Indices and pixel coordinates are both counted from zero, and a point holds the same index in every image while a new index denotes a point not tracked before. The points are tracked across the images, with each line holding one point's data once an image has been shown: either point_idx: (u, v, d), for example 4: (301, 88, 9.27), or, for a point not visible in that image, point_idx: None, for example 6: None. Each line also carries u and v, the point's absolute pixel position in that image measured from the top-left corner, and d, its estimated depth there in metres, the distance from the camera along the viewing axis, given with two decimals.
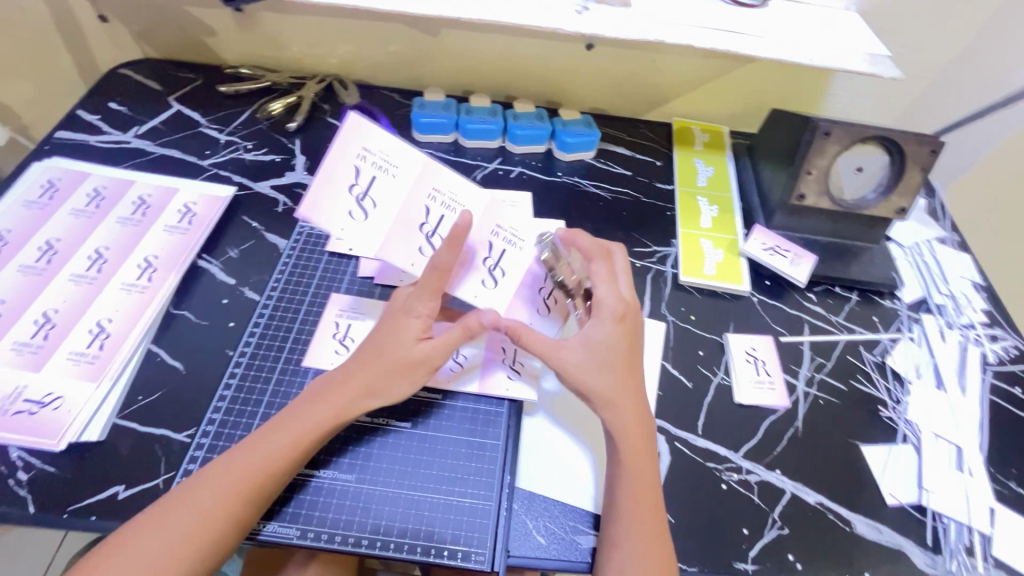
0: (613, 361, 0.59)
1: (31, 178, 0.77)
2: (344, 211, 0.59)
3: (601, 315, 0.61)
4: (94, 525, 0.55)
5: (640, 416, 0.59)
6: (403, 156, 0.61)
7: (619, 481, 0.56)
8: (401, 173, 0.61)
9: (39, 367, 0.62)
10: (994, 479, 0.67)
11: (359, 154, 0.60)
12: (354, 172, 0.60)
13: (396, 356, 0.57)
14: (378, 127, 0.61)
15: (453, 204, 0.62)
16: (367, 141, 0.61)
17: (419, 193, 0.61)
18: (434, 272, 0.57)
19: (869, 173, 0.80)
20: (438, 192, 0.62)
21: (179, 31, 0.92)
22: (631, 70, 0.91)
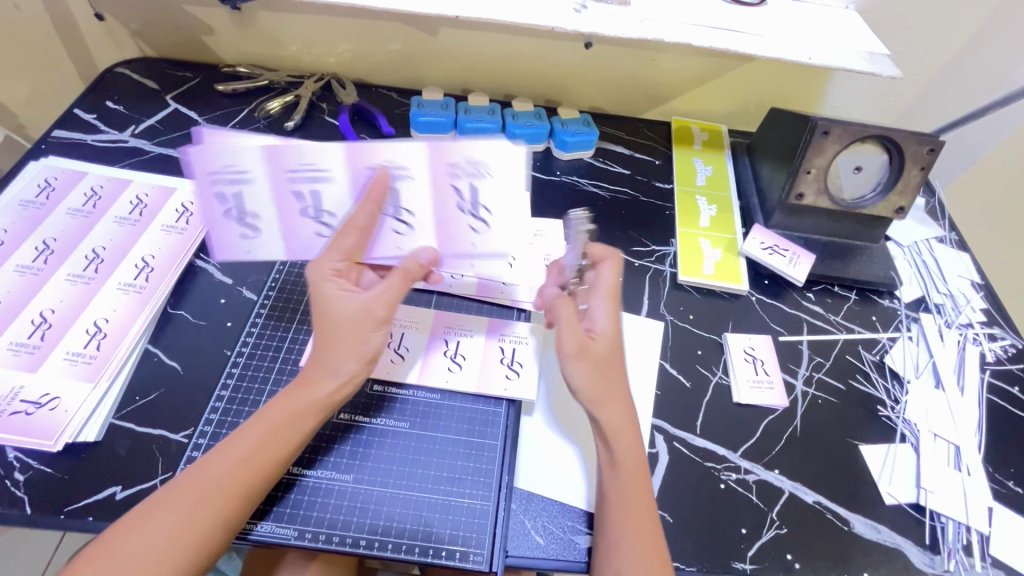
0: (612, 357, 0.60)
1: (27, 177, 0.77)
2: (236, 234, 0.60)
3: (600, 300, 0.62)
4: (92, 525, 0.55)
5: (630, 413, 0.59)
6: (248, 157, 0.55)
7: (616, 475, 0.56)
8: (255, 174, 0.56)
9: (35, 367, 0.62)
10: (993, 479, 0.67)
11: (209, 180, 0.56)
12: (217, 199, 0.57)
13: (346, 327, 0.56)
14: (204, 146, 0.54)
15: (318, 174, 0.56)
16: (208, 164, 0.55)
17: (281, 182, 0.57)
18: (347, 231, 0.57)
19: (868, 172, 0.79)
20: (295, 172, 0.56)
21: (176, 29, 0.92)
22: (629, 68, 0.91)
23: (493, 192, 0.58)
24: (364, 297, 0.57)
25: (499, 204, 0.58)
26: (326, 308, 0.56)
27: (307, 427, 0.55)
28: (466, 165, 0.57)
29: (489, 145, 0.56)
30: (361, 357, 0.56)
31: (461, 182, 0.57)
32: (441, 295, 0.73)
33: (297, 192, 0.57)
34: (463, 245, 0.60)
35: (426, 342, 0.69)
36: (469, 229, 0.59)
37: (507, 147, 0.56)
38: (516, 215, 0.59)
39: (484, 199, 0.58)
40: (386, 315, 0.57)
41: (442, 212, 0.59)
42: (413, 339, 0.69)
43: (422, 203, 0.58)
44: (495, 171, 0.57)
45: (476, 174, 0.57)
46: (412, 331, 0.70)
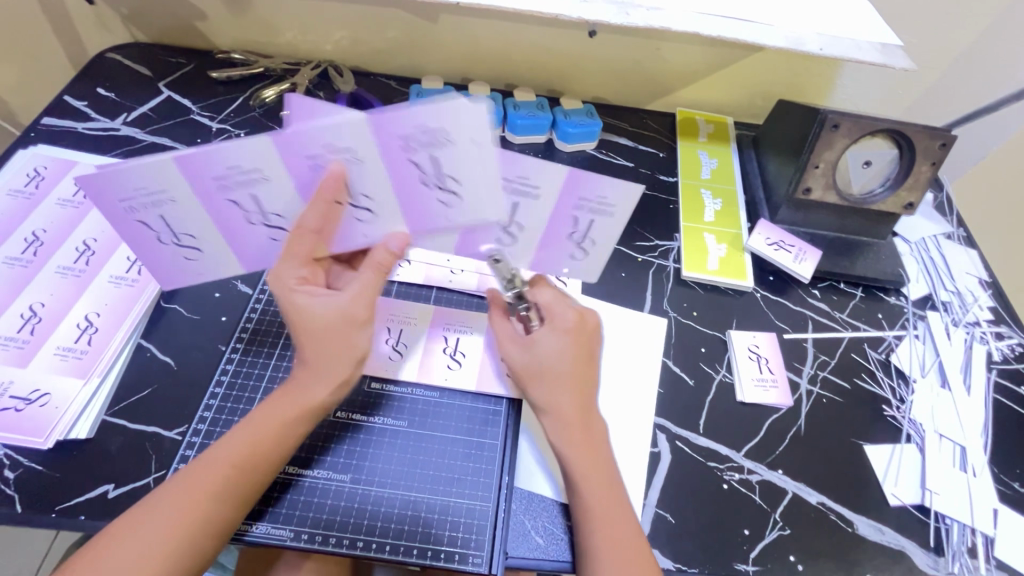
0: (557, 372, 0.56)
1: (17, 165, 0.75)
2: (179, 256, 0.60)
3: (557, 323, 0.58)
4: (82, 524, 0.54)
5: (591, 428, 0.56)
6: (252, 157, 0.51)
7: (586, 488, 0.54)
8: (176, 193, 0.53)
9: (25, 362, 0.60)
10: (998, 480, 0.66)
11: (125, 206, 0.54)
12: (143, 224, 0.56)
13: (329, 338, 0.53)
14: (192, 153, 0.50)
15: (252, 177, 0.52)
16: (204, 169, 0.51)
17: (211, 193, 0.54)
18: (300, 235, 0.54)
19: (879, 167, 0.78)
20: (223, 178, 0.52)
21: (170, 14, 0.89)
22: (634, 58, 0.89)
23: (456, 159, 0.51)
24: (342, 300, 0.53)
25: (460, 168, 0.52)
26: (302, 317, 0.53)
27: (298, 431, 0.54)
28: (418, 134, 0.49)
29: (435, 109, 0.47)
30: (349, 361, 0.54)
31: (419, 154, 0.51)
32: (440, 291, 0.72)
33: (233, 200, 0.55)
34: (556, 264, 0.65)
35: (426, 338, 0.68)
36: (439, 203, 0.56)
37: (561, 171, 0.55)
38: (488, 182, 0.54)
39: (447, 169, 0.52)
40: (369, 315, 0.54)
41: (404, 189, 0.54)
42: (411, 336, 0.68)
43: (383, 186, 0.54)
44: (617, 208, 0.58)
45: (522, 192, 0.57)
46: (409, 327, 0.68)
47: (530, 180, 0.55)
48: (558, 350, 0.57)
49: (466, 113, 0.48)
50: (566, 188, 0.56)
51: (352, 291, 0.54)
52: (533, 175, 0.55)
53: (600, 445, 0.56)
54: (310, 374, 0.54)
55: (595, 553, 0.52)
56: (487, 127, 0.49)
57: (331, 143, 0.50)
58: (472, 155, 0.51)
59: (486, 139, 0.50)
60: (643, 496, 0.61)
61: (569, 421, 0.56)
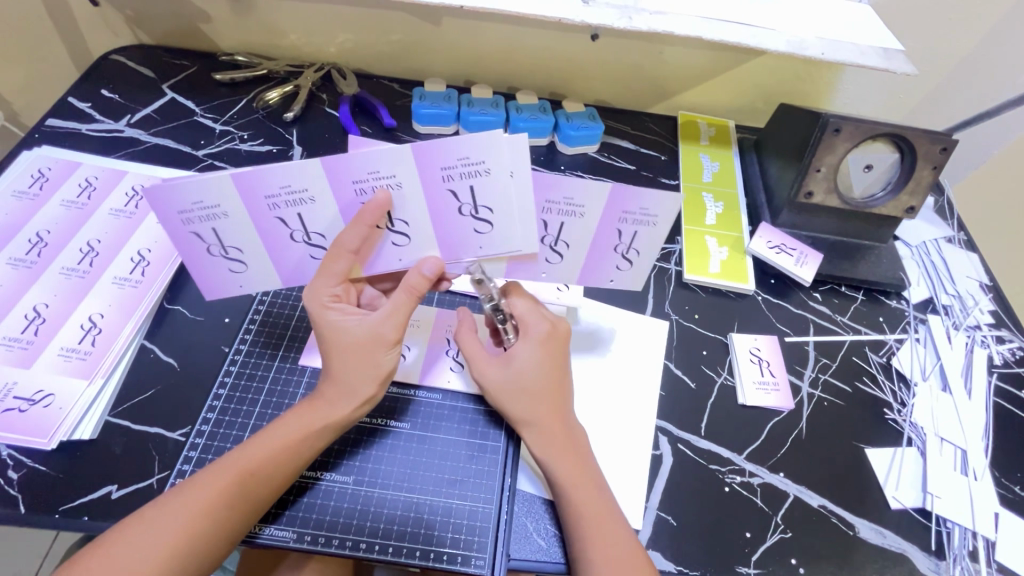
0: (535, 385, 0.57)
1: (22, 166, 0.75)
2: (224, 269, 0.59)
3: (531, 331, 0.59)
4: (85, 525, 0.54)
5: (567, 434, 0.57)
6: (304, 177, 0.51)
7: (574, 489, 0.55)
8: (228, 208, 0.53)
9: (29, 362, 0.60)
10: (999, 483, 0.66)
11: (181, 220, 0.53)
12: (196, 237, 0.55)
13: (357, 358, 0.55)
14: (255, 170, 0.50)
15: (299, 197, 0.52)
16: (261, 186, 0.51)
17: (261, 209, 0.53)
18: (338, 255, 0.54)
19: (879, 171, 0.79)
20: (274, 197, 0.52)
21: (174, 17, 0.90)
22: (636, 61, 0.89)
23: (494, 191, 0.52)
24: (372, 322, 0.55)
25: (497, 200, 0.53)
26: (333, 336, 0.55)
27: (317, 442, 0.55)
28: (458, 166, 0.50)
29: (480, 143, 0.48)
30: (377, 380, 0.56)
31: (457, 184, 0.52)
32: (443, 292, 0.72)
33: (281, 217, 0.54)
34: (602, 274, 0.63)
35: (428, 340, 0.68)
36: (473, 230, 0.56)
37: (604, 190, 0.53)
38: (522, 209, 0.54)
39: (483, 198, 0.53)
40: (397, 337, 0.55)
41: (440, 216, 0.55)
42: (414, 338, 0.68)
43: (421, 214, 0.54)
44: (660, 219, 0.56)
45: (569, 213, 0.56)
46: (414, 329, 0.69)
47: (576, 200, 0.55)
48: (533, 359, 0.58)
49: (508, 145, 0.49)
50: (611, 203, 0.55)
51: (385, 312, 0.55)
52: (578, 195, 0.54)
53: (580, 446, 0.57)
54: (340, 393, 0.55)
55: (587, 552, 0.52)
56: (525, 160, 0.50)
57: (377, 172, 0.51)
58: (509, 187, 0.52)
59: (524, 171, 0.51)
60: (644, 499, 0.61)
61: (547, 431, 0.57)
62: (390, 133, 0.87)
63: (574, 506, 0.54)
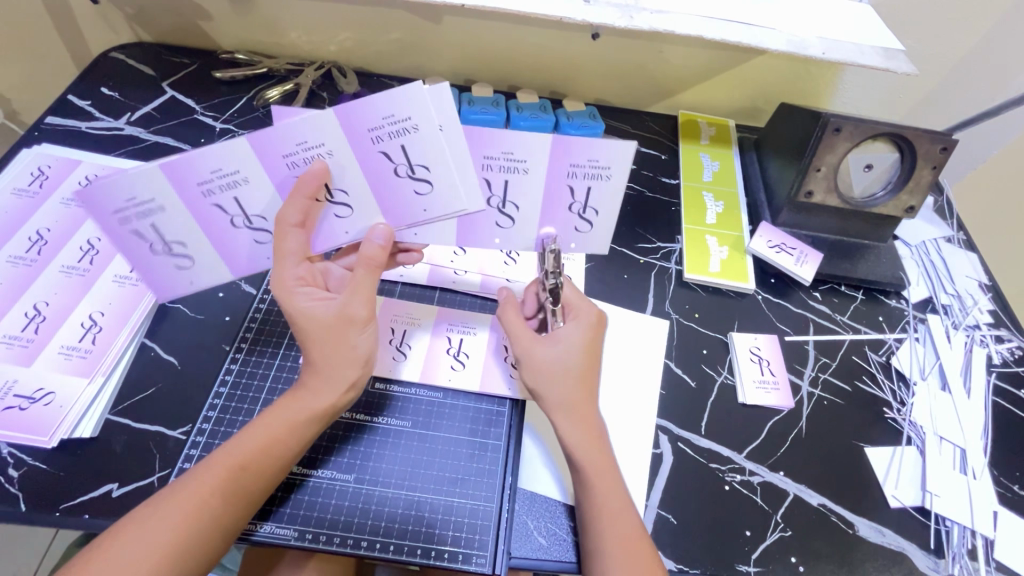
0: (577, 364, 0.57)
1: (20, 165, 0.75)
2: (171, 266, 0.59)
3: (582, 315, 0.60)
4: (86, 524, 0.54)
5: (593, 420, 0.57)
6: (233, 158, 0.52)
7: (594, 478, 0.55)
8: (162, 200, 0.54)
9: (30, 360, 0.60)
10: (998, 482, 0.66)
11: (118, 217, 0.54)
12: (136, 236, 0.56)
13: (331, 342, 0.54)
14: (181, 158, 0.52)
15: (232, 179, 0.53)
16: (192, 173, 0.53)
17: (196, 198, 0.54)
18: (283, 231, 0.53)
19: (879, 171, 0.78)
20: (207, 183, 0.53)
21: (175, 15, 0.89)
22: (637, 60, 0.89)
23: (425, 145, 0.53)
24: (340, 302, 0.54)
25: (431, 156, 0.53)
26: (306, 322, 0.54)
27: (305, 434, 0.55)
28: (386, 123, 0.51)
29: (401, 98, 0.49)
30: (353, 363, 0.55)
31: (387, 144, 0.52)
32: (444, 291, 0.72)
33: (218, 204, 0.55)
34: (563, 242, 0.64)
35: (429, 339, 0.68)
36: (413, 193, 0.56)
37: (544, 140, 0.54)
38: (458, 164, 0.54)
39: (418, 156, 0.53)
40: (368, 315, 0.55)
41: (378, 181, 0.55)
42: (415, 336, 0.68)
43: (358, 180, 0.55)
44: (613, 171, 0.57)
45: (511, 169, 0.57)
46: (414, 327, 0.69)
47: (515, 152, 0.55)
48: (579, 342, 0.58)
49: (429, 96, 0.50)
50: (554, 155, 0.55)
51: (350, 291, 0.55)
52: (517, 148, 0.55)
53: (601, 434, 0.57)
54: (317, 380, 0.55)
55: (595, 546, 0.52)
56: (453, 112, 0.51)
57: (303, 141, 0.52)
58: (440, 141, 0.52)
59: (452, 121, 0.51)
60: (645, 498, 0.61)
61: (581, 417, 0.56)
62: None
63: (592, 495, 0.54)
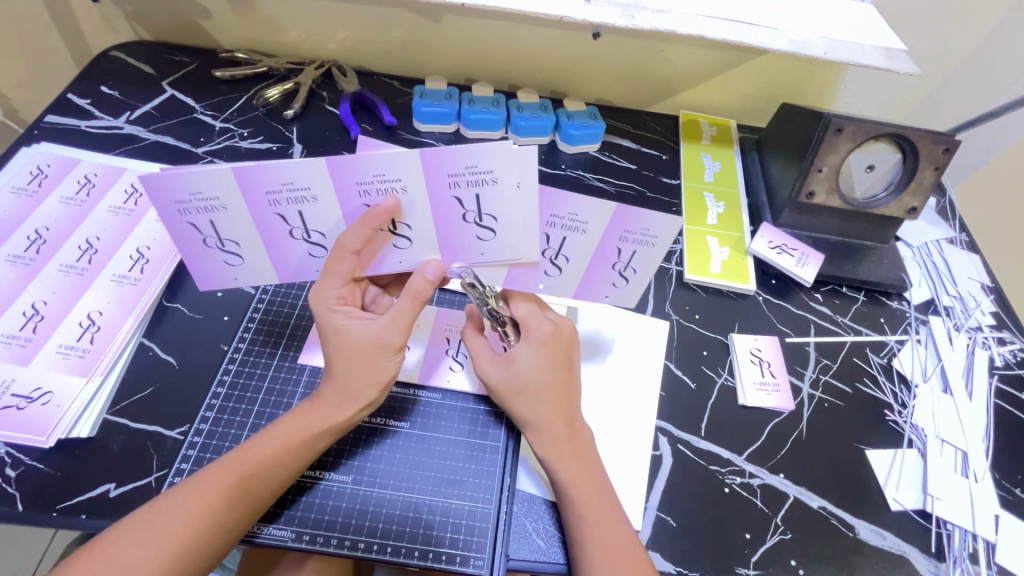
0: (539, 383, 0.57)
1: (20, 164, 0.75)
2: (220, 261, 0.58)
3: (532, 336, 0.59)
4: (84, 524, 0.54)
5: (573, 435, 0.57)
6: (308, 176, 0.50)
7: (574, 488, 0.55)
8: (226, 201, 0.52)
9: (28, 360, 0.60)
10: (999, 485, 0.66)
11: (178, 209, 0.52)
12: (192, 228, 0.54)
13: (355, 361, 0.55)
14: (257, 165, 0.49)
15: (301, 195, 0.51)
16: (263, 181, 0.50)
17: (261, 204, 0.52)
18: (340, 256, 0.54)
19: (882, 171, 0.77)
20: (275, 193, 0.51)
21: (174, 13, 0.89)
22: (637, 60, 0.89)
23: (497, 199, 0.52)
24: (378, 327, 0.55)
25: (502, 209, 0.53)
26: (340, 340, 0.55)
27: (320, 444, 0.55)
28: (466, 173, 0.50)
29: (488, 152, 0.48)
30: (377, 385, 0.55)
31: (463, 191, 0.51)
32: (443, 292, 0.72)
33: (281, 213, 0.53)
34: (597, 292, 0.65)
35: (428, 338, 0.68)
36: (475, 237, 0.55)
37: (609, 208, 0.55)
38: (526, 220, 0.54)
39: (488, 207, 0.53)
40: (401, 343, 0.55)
41: (445, 222, 0.54)
42: (415, 337, 0.68)
43: (426, 218, 0.54)
44: (659, 240, 0.57)
45: (572, 228, 0.57)
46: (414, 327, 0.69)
47: (580, 215, 0.56)
48: (535, 361, 0.58)
49: (515, 156, 0.49)
50: (614, 221, 0.56)
51: (391, 318, 0.55)
52: (583, 211, 0.55)
53: (585, 446, 0.57)
54: (337, 394, 0.55)
55: (584, 552, 0.52)
56: (533, 172, 0.50)
57: (381, 175, 0.50)
58: (515, 197, 0.52)
59: (530, 182, 0.50)
60: (643, 500, 0.60)
61: (553, 435, 0.56)
62: (392, 132, 0.87)
63: (577, 505, 0.54)
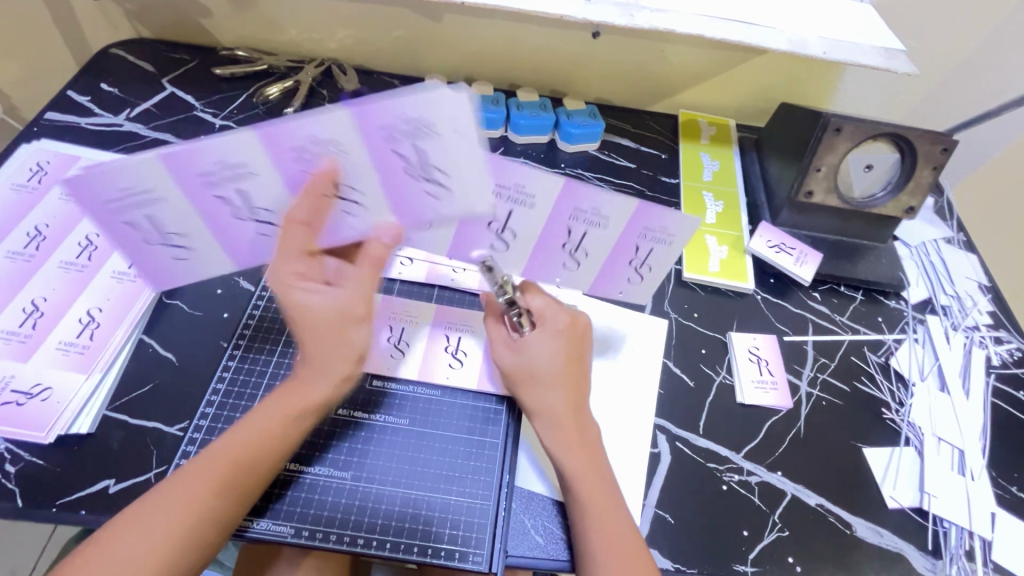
0: (550, 374, 0.57)
1: (19, 161, 0.75)
2: (168, 256, 0.59)
3: (546, 326, 0.59)
4: (83, 520, 0.54)
5: (580, 427, 0.57)
6: (240, 151, 0.49)
7: (578, 480, 0.55)
8: (159, 190, 0.51)
9: (27, 356, 0.60)
10: (996, 483, 0.66)
11: (111, 207, 0.52)
12: (129, 225, 0.54)
13: (319, 332, 0.53)
14: (183, 148, 0.48)
15: (239, 172, 0.51)
16: (195, 164, 0.50)
17: (199, 190, 0.52)
18: (291, 229, 0.52)
19: (879, 171, 0.78)
20: (210, 174, 0.51)
21: (174, 11, 0.89)
22: (637, 59, 0.89)
23: (440, 148, 0.50)
24: (341, 297, 0.53)
25: (447, 161, 0.50)
26: (300, 315, 0.52)
27: (301, 426, 0.55)
28: (402, 124, 0.48)
29: (417, 100, 0.46)
30: (348, 356, 0.55)
31: (402, 144, 0.49)
32: (443, 289, 0.72)
33: (221, 195, 0.53)
34: (612, 286, 0.70)
35: (428, 336, 0.68)
36: (427, 195, 0.53)
37: (632, 206, 0.59)
38: (476, 174, 0.52)
39: (433, 158, 0.50)
40: (366, 311, 0.54)
41: (390, 179, 0.52)
42: (414, 333, 0.68)
43: (370, 178, 0.52)
44: (675, 239, 0.63)
45: (593, 223, 0.61)
46: (413, 325, 0.69)
47: (604, 212, 0.60)
48: (547, 351, 0.58)
49: (450, 103, 0.46)
50: (634, 218, 0.60)
51: (353, 286, 0.54)
52: (606, 207, 0.59)
53: (590, 439, 0.57)
54: (313, 372, 0.55)
55: (587, 546, 0.52)
56: (472, 117, 0.47)
57: (314, 138, 0.48)
58: (456, 143, 0.49)
59: (470, 127, 0.48)
60: (642, 497, 0.61)
61: (562, 426, 0.56)
62: None
63: (579, 498, 0.54)
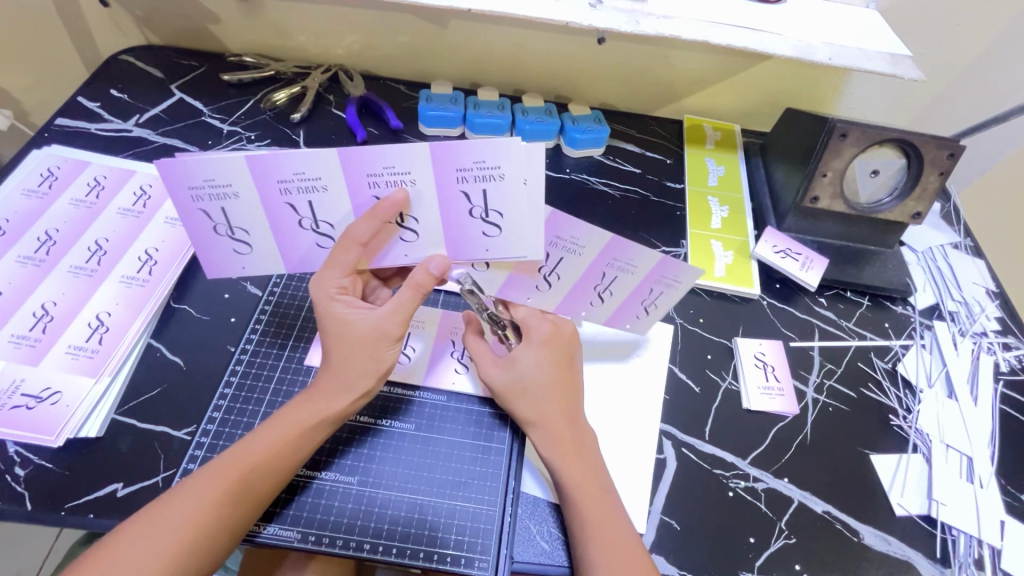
0: (541, 384, 0.58)
1: (31, 166, 0.76)
2: (229, 249, 0.58)
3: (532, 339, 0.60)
4: (91, 523, 0.54)
5: (577, 436, 0.57)
6: (320, 166, 0.51)
7: (576, 487, 0.55)
8: (240, 187, 0.52)
9: (37, 360, 0.61)
10: (1005, 491, 0.66)
11: (191, 195, 0.52)
12: (204, 215, 0.54)
13: (352, 348, 0.55)
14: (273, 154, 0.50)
15: (312, 184, 0.52)
16: (276, 171, 0.51)
17: (273, 194, 0.53)
18: (347, 246, 0.54)
19: (885, 176, 0.78)
20: (287, 182, 0.52)
21: (183, 18, 0.90)
22: (642, 65, 0.89)
23: (505, 195, 0.53)
24: (378, 316, 0.55)
25: (510, 207, 0.54)
26: (340, 328, 0.55)
27: (317, 437, 0.55)
28: (475, 168, 0.51)
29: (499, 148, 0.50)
30: (373, 373, 0.56)
31: (470, 185, 0.52)
32: (448, 294, 0.72)
33: (291, 203, 0.54)
34: (620, 322, 0.69)
35: (434, 341, 0.69)
36: (481, 233, 0.56)
37: (655, 256, 0.59)
38: (529, 219, 0.55)
39: (495, 203, 0.54)
40: (400, 332, 0.56)
41: (451, 217, 0.55)
42: (421, 337, 0.69)
43: (432, 212, 0.55)
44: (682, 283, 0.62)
45: (624, 268, 0.61)
46: (420, 330, 0.69)
47: (632, 261, 0.60)
48: (535, 362, 0.59)
49: (525, 153, 0.51)
50: (659, 266, 0.60)
51: (391, 307, 0.55)
52: (637, 260, 0.60)
53: (588, 446, 0.57)
54: (336, 384, 0.55)
55: (589, 553, 0.52)
56: (541, 170, 0.52)
57: (392, 167, 0.51)
58: (524, 194, 0.53)
59: (538, 178, 0.52)
60: (648, 503, 0.61)
61: (558, 435, 0.57)
62: (397, 135, 0.87)
63: (580, 504, 0.54)
